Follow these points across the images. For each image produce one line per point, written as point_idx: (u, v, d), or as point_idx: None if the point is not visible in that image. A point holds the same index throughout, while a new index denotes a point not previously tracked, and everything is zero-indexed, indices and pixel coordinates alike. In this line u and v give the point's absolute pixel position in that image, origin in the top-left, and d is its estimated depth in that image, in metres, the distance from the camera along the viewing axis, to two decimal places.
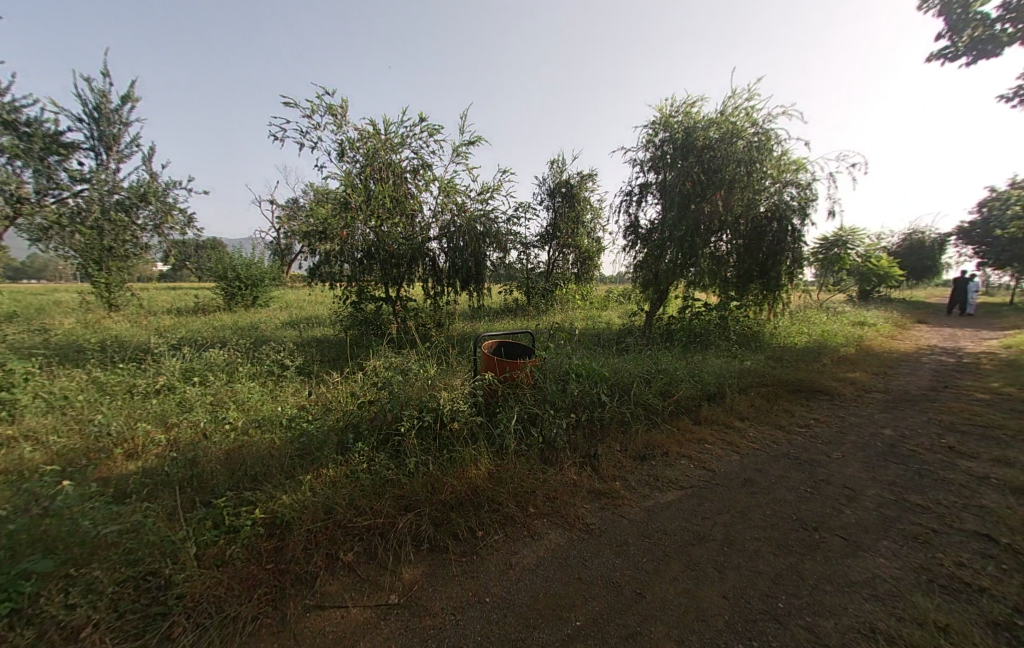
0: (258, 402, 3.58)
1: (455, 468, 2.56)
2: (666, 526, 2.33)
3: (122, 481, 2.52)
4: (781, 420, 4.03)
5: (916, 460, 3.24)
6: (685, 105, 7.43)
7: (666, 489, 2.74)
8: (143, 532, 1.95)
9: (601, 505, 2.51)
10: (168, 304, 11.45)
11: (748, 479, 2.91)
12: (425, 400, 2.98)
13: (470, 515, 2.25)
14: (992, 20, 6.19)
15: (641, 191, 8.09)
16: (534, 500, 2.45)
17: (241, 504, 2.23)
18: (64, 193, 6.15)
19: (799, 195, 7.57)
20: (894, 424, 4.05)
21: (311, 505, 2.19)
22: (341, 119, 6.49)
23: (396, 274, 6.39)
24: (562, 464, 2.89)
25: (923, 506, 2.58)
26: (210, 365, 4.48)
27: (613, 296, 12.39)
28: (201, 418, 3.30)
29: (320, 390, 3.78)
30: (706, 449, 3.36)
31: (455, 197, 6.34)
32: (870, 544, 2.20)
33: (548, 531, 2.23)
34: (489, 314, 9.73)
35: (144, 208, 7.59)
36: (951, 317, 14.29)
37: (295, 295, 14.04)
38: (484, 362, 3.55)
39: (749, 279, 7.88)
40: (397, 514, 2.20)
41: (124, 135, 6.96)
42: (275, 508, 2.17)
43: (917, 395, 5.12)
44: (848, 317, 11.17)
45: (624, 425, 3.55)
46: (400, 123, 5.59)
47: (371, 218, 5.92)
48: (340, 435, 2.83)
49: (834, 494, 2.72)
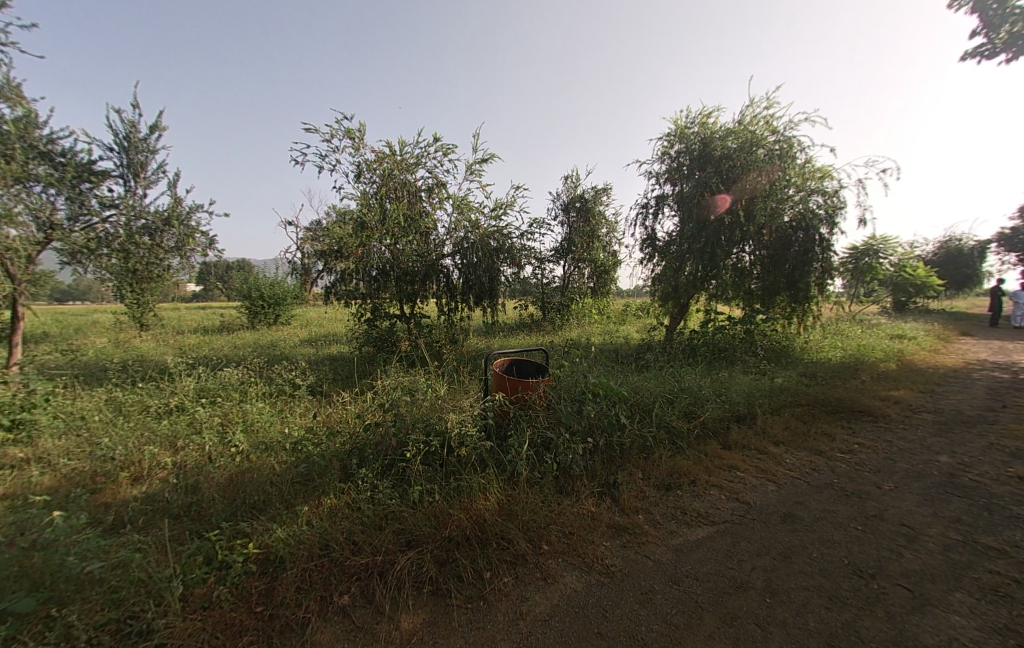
0: (266, 424, 3.50)
1: (462, 499, 2.38)
2: (697, 569, 2.08)
3: (121, 509, 2.45)
4: (820, 445, 3.68)
5: (983, 493, 2.86)
6: (700, 116, 7.29)
7: (695, 523, 2.49)
8: (130, 569, 1.84)
9: (622, 543, 2.27)
10: (194, 324, 11.83)
11: (787, 514, 2.62)
12: (432, 423, 2.84)
13: (477, 554, 2.05)
14: None
15: (657, 203, 7.94)
16: (548, 537, 2.23)
17: (235, 537, 2.11)
18: (93, 218, 6.42)
19: (825, 203, 7.25)
20: (950, 450, 3.65)
21: (307, 540, 2.05)
22: (359, 142, 6.64)
23: (410, 291, 6.36)
24: (579, 494, 2.67)
25: (999, 550, 2.23)
26: (224, 383, 4.47)
27: (631, 311, 12.10)
28: (208, 441, 3.24)
29: (329, 410, 3.69)
30: (738, 477, 3.06)
31: (469, 214, 6.33)
32: (941, 597, 1.89)
33: (563, 574, 2.01)
34: (504, 329, 9.62)
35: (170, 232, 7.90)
36: (1000, 330, 13.33)
37: (314, 313, 14.31)
38: (495, 382, 3.38)
39: (776, 291, 7.50)
40: (397, 550, 2.03)
41: (151, 162, 7.28)
42: (269, 543, 2.03)
43: (972, 416, 4.65)
44: (884, 330, 10.54)
45: (646, 450, 3.30)
46: (415, 143, 5.66)
47: (386, 236, 5.95)
48: (344, 461, 2.70)
49: (890, 534, 2.39)
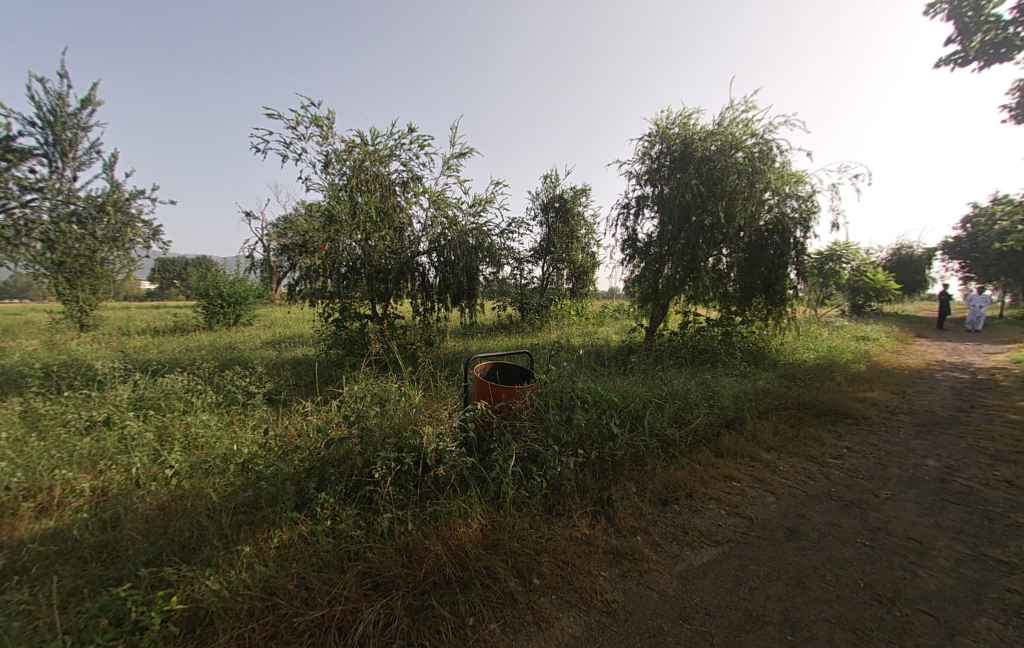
0: (212, 441, 3.05)
1: (439, 527, 2.06)
2: (707, 603, 1.84)
3: (12, 552, 1.97)
4: (810, 450, 3.59)
5: (977, 500, 2.80)
6: (681, 117, 7.25)
7: (698, 545, 2.27)
8: (3, 641, 1.40)
9: (622, 573, 2.01)
10: (144, 324, 10.81)
11: (792, 529, 2.45)
12: (405, 438, 2.49)
13: (458, 596, 1.73)
14: (1004, 23, 6.07)
15: (637, 204, 7.85)
16: (539, 569, 1.95)
17: (155, 587, 1.69)
18: (11, 201, 5.65)
19: (800, 207, 7.34)
20: (935, 454, 3.63)
21: (248, 590, 1.66)
22: (327, 130, 6.19)
23: (382, 290, 5.97)
24: (571, 514, 2.40)
25: (1010, 564, 2.12)
26: (165, 391, 3.92)
27: (608, 312, 12.03)
28: (139, 461, 2.75)
29: (287, 421, 3.26)
30: (736, 489, 2.88)
31: (446, 209, 6.01)
32: (968, 624, 1.73)
33: (559, 615, 1.72)
34: (482, 330, 9.32)
35: (107, 220, 7.09)
36: (948, 332, 14.21)
37: (279, 312, 13.46)
38: (476, 389, 3.03)
39: (752, 293, 7.57)
40: (361, 598, 1.68)
41: (82, 141, 6.51)
42: (197, 594, 1.62)
43: (946, 417, 4.74)
44: (849, 332, 10.95)
45: (639, 461, 3.07)
46: (388, 134, 5.32)
47: (357, 231, 5.52)
48: (300, 484, 2.31)
49: (899, 550, 2.25)
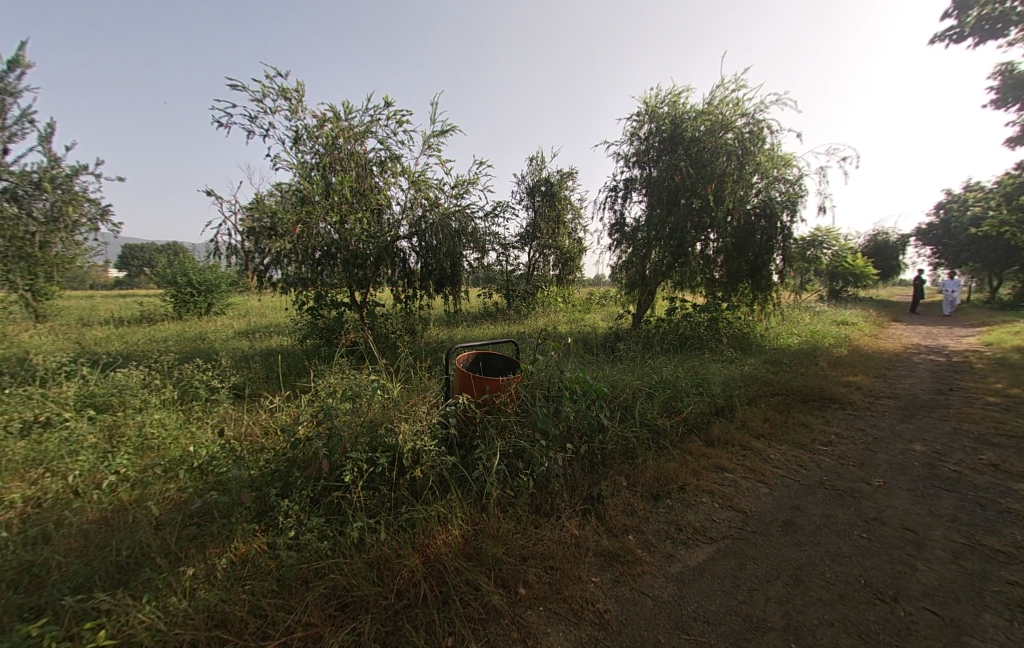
0: (168, 443, 2.77)
1: (416, 536, 1.88)
2: (705, 608, 1.72)
3: None
4: (801, 437, 3.53)
5: (967, 486, 2.77)
6: (671, 95, 7.00)
7: (693, 543, 2.15)
8: None
9: (615, 578, 1.87)
10: (107, 313, 10.16)
11: (787, 522, 2.36)
12: (379, 437, 2.29)
13: (436, 616, 1.55)
14: None
15: (626, 187, 7.64)
16: (526, 577, 1.78)
17: (80, 619, 1.46)
18: None
19: (789, 191, 7.22)
20: (921, 438, 3.62)
21: (191, 620, 1.45)
22: (297, 104, 5.76)
23: (361, 277, 5.66)
24: (559, 514, 2.25)
25: (1007, 554, 2.07)
26: (118, 387, 3.57)
27: (594, 298, 11.90)
28: (79, 467, 2.46)
29: (252, 418, 3.00)
30: (728, 480, 2.78)
31: (427, 191, 5.69)
32: (973, 622, 1.65)
33: (547, 630, 1.57)
34: (467, 318, 9.10)
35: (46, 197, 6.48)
36: (922, 316, 14.62)
37: (254, 299, 12.89)
38: (458, 382, 2.82)
39: (739, 278, 7.52)
40: (323, 624, 1.48)
41: (11, 107, 5.87)
42: (129, 627, 1.40)
43: (928, 401, 4.78)
44: (830, 317, 11.12)
45: (629, 454, 2.94)
46: (363, 109, 4.96)
47: (331, 213, 5.16)
48: (261, 490, 2.09)
49: (896, 542, 2.17)
